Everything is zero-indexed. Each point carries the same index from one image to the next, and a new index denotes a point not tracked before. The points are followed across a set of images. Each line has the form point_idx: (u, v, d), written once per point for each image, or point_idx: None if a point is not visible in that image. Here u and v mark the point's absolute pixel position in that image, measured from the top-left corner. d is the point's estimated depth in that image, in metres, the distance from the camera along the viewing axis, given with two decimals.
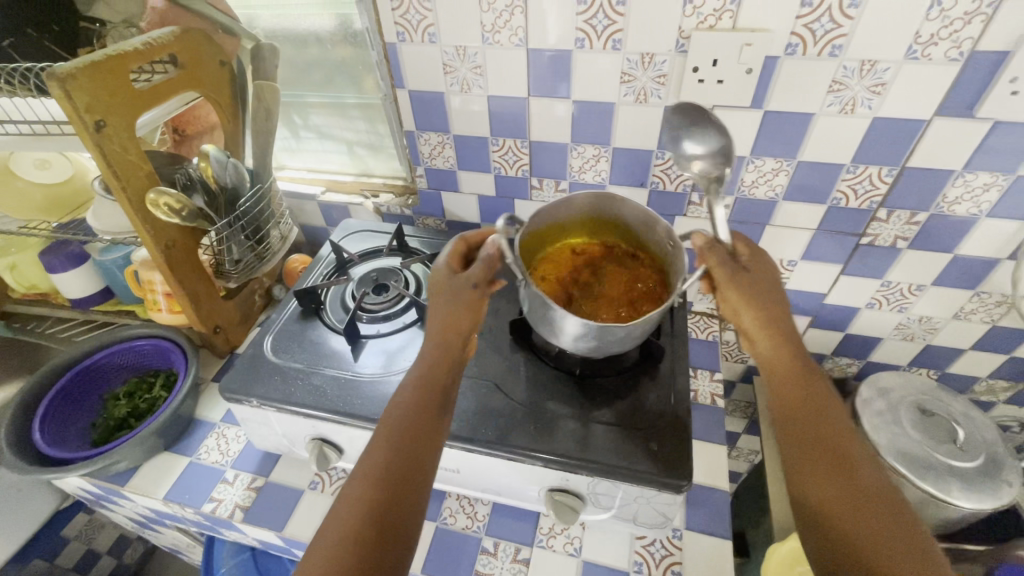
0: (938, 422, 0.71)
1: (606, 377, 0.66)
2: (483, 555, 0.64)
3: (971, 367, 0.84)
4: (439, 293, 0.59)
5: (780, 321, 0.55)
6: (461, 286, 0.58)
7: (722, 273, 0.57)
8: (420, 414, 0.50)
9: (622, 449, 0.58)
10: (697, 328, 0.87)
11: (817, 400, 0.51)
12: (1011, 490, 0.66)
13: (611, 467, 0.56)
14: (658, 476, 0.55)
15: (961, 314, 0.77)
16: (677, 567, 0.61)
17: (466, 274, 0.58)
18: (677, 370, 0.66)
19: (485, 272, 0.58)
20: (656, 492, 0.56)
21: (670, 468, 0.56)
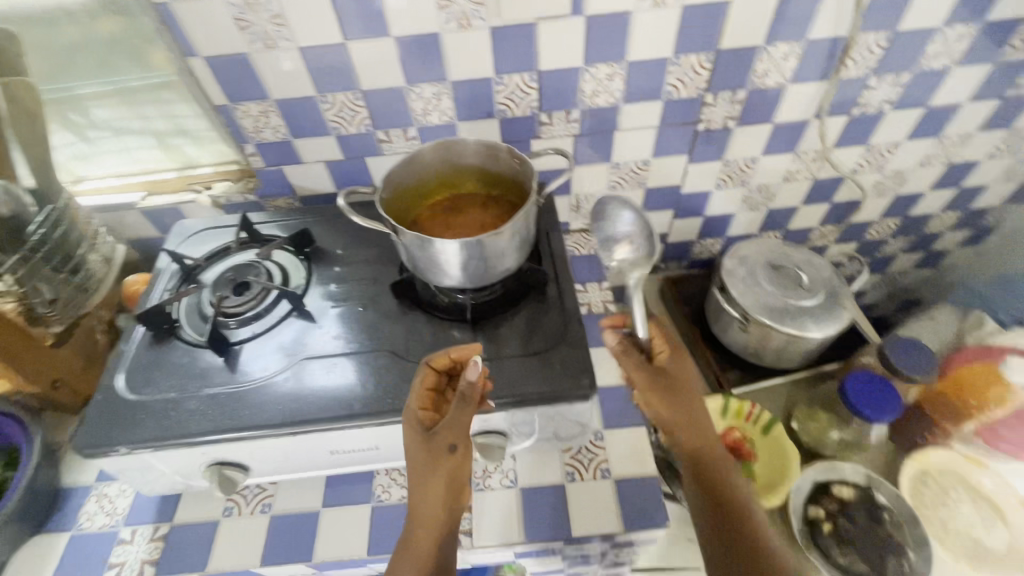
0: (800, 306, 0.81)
1: (501, 313, 0.66)
2: None
3: (806, 220, 0.97)
4: (422, 437, 0.52)
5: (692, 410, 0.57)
6: (441, 442, 0.51)
7: (639, 375, 0.59)
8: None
9: (530, 375, 0.59)
10: (578, 245, 0.92)
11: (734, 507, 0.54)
12: (848, 311, 0.78)
13: (523, 395, 0.58)
14: (567, 388, 0.58)
15: (789, 176, 0.87)
16: (605, 465, 0.66)
17: (446, 424, 0.52)
18: (563, 288, 0.68)
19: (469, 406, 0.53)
20: (570, 404, 0.58)
21: (575, 378, 0.59)
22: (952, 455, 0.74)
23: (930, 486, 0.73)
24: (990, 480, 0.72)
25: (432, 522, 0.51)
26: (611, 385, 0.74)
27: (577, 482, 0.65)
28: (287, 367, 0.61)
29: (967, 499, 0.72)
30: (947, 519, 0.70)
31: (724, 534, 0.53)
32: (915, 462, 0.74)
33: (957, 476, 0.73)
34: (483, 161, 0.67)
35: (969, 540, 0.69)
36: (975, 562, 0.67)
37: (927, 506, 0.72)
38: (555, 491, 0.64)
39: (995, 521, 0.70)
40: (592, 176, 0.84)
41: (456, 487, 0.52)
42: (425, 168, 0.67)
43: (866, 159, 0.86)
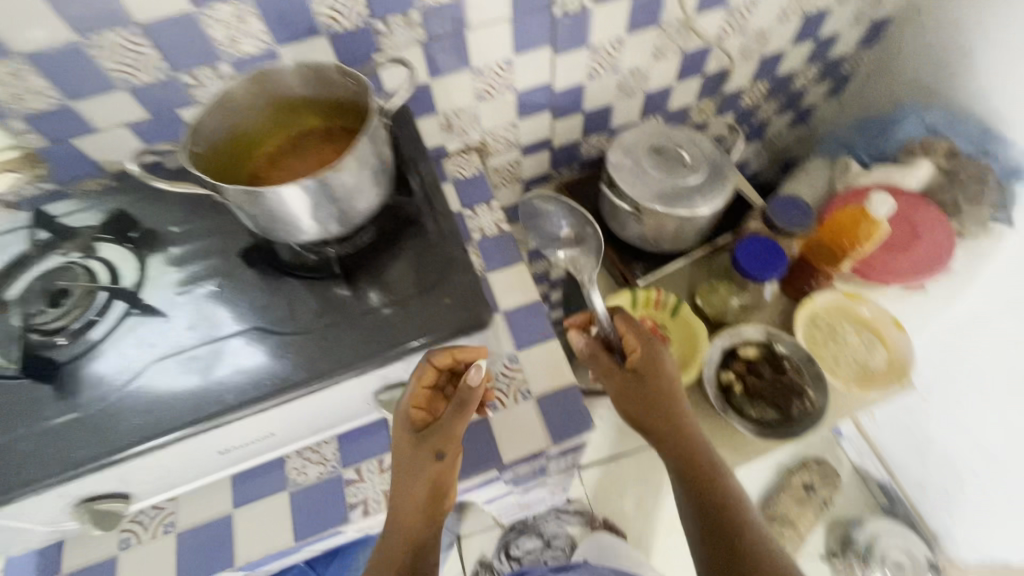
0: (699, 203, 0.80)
1: (379, 257, 0.60)
2: (350, 486, 0.59)
3: (683, 97, 0.96)
4: (414, 440, 0.54)
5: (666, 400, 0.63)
6: (426, 453, 0.53)
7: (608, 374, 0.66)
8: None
9: (419, 317, 0.55)
10: (460, 167, 0.85)
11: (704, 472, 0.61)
12: (730, 180, 0.79)
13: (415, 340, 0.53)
14: (460, 322, 0.54)
15: (658, 52, 0.84)
16: (524, 386, 0.65)
17: (434, 434, 0.54)
18: (440, 217, 0.62)
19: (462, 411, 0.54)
20: (467, 337, 0.55)
21: (466, 309, 0.55)
22: (835, 293, 0.80)
23: (819, 326, 0.79)
24: (868, 305, 0.79)
25: (407, 524, 0.54)
26: (518, 305, 0.71)
27: (499, 410, 0.63)
28: (139, 374, 0.53)
29: (852, 328, 0.79)
30: (837, 351, 0.78)
31: (707, 504, 0.60)
32: (807, 309, 0.79)
33: (841, 310, 0.80)
34: (308, 89, 0.56)
35: (856, 364, 0.77)
36: (861, 383, 0.76)
37: (818, 345, 0.78)
38: (479, 425, 0.63)
39: (875, 340, 0.78)
40: (456, 87, 0.76)
41: (436, 494, 0.54)
42: (241, 113, 0.56)
43: (727, 22, 0.84)
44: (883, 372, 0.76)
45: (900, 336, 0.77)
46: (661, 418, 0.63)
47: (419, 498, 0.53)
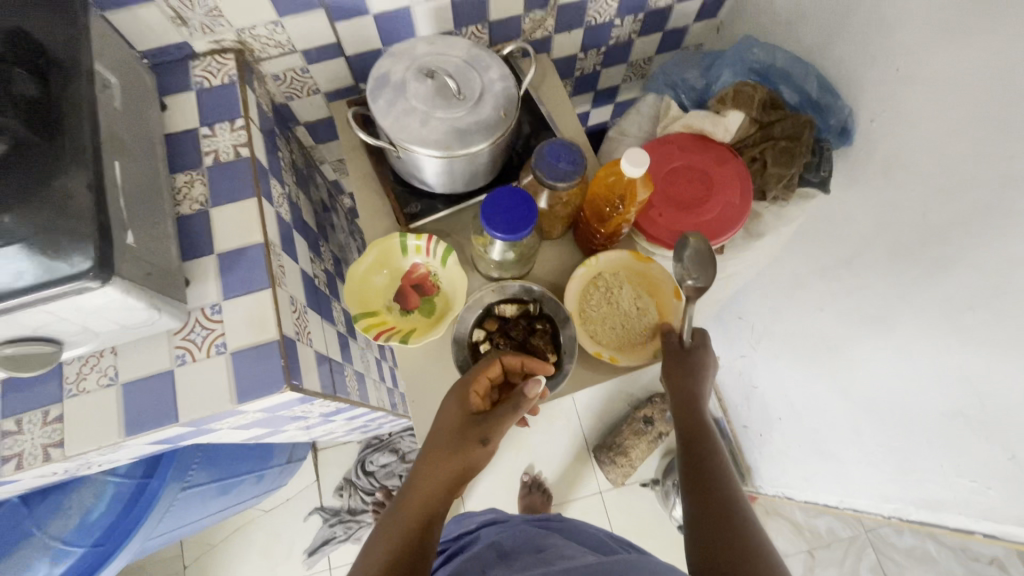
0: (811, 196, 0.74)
1: (31, 178, 0.47)
2: (7, 437, 0.56)
3: (505, 8, 0.83)
4: (467, 429, 0.61)
5: (694, 396, 0.67)
6: (472, 435, 0.61)
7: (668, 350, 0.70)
8: (410, 527, 0.58)
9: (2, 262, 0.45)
10: (210, 74, 0.72)
11: (685, 405, 0.67)
12: (503, 115, 0.69)
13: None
14: (52, 276, 0.45)
15: None
16: (221, 339, 0.59)
17: (493, 417, 0.61)
18: (77, 135, 0.50)
19: (518, 408, 0.62)
20: (75, 295, 0.47)
21: (66, 262, 0.46)
22: (621, 253, 0.74)
23: (597, 288, 0.74)
24: (654, 267, 0.74)
25: (425, 494, 0.60)
26: (240, 246, 0.63)
27: (188, 364, 0.58)
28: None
29: (630, 290, 0.74)
30: (607, 315, 0.74)
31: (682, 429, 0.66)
32: (586, 270, 0.73)
33: (624, 271, 0.74)
34: None
35: (622, 329, 0.73)
36: (621, 350, 0.72)
37: (589, 308, 0.74)
38: (162, 380, 0.58)
39: (650, 305, 0.74)
40: None
41: (461, 476, 0.61)
42: None
43: None
44: (647, 338, 0.73)
45: (675, 303, 0.73)
46: (688, 400, 0.67)
47: (442, 480, 0.60)
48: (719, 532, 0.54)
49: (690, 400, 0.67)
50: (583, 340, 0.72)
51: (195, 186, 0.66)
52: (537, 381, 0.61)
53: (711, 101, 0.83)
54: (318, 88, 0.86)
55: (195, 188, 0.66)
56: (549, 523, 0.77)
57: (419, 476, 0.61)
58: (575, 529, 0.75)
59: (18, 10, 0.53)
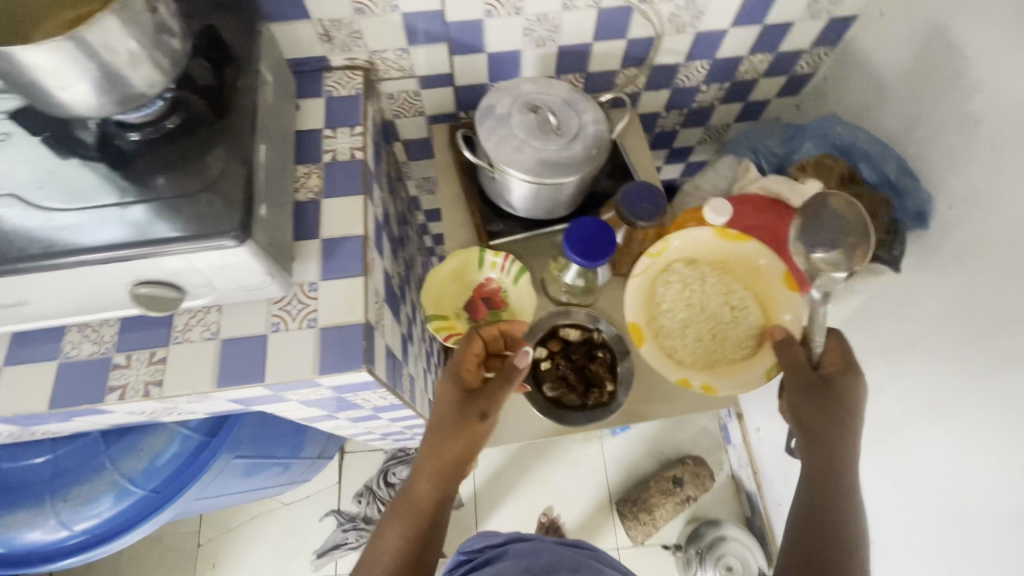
0: (812, 216, 0.75)
1: (187, 151, 0.57)
2: (116, 369, 0.62)
3: (604, 62, 0.91)
4: (465, 403, 0.67)
5: (835, 436, 0.63)
6: (472, 409, 0.67)
7: (798, 372, 0.66)
8: (435, 488, 0.67)
9: (168, 217, 0.53)
10: (338, 85, 0.81)
11: (823, 415, 0.64)
12: (595, 155, 0.75)
13: (147, 240, 0.52)
14: (198, 233, 0.52)
15: (567, 3, 0.78)
16: (314, 314, 0.65)
17: (486, 392, 0.67)
18: (241, 123, 0.59)
19: (508, 380, 0.67)
20: (210, 250, 0.53)
21: (212, 223, 0.53)
22: (704, 233, 0.76)
23: (671, 279, 0.77)
24: (742, 252, 0.76)
25: (437, 465, 0.67)
26: (343, 235, 0.70)
27: (281, 331, 0.64)
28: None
29: (708, 280, 0.77)
30: (685, 319, 0.76)
31: (816, 436, 0.64)
32: (654, 258, 0.76)
33: (701, 254, 0.78)
34: None
35: (711, 335, 0.75)
36: (705, 368, 0.73)
37: (665, 307, 0.76)
38: (256, 342, 0.63)
39: (743, 293, 0.76)
40: None
41: (472, 447, 0.67)
42: None
43: None
44: (744, 342, 0.74)
45: (787, 295, 0.73)
46: (827, 430, 0.64)
47: (452, 451, 0.66)
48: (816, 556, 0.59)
49: (834, 433, 0.63)
50: (671, 369, 0.71)
51: (312, 178, 0.74)
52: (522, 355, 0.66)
53: (792, 168, 0.89)
54: (424, 111, 0.95)
55: (312, 179, 0.73)
56: (578, 548, 0.76)
57: (429, 446, 0.67)
58: (603, 558, 0.74)
59: (217, 21, 0.64)
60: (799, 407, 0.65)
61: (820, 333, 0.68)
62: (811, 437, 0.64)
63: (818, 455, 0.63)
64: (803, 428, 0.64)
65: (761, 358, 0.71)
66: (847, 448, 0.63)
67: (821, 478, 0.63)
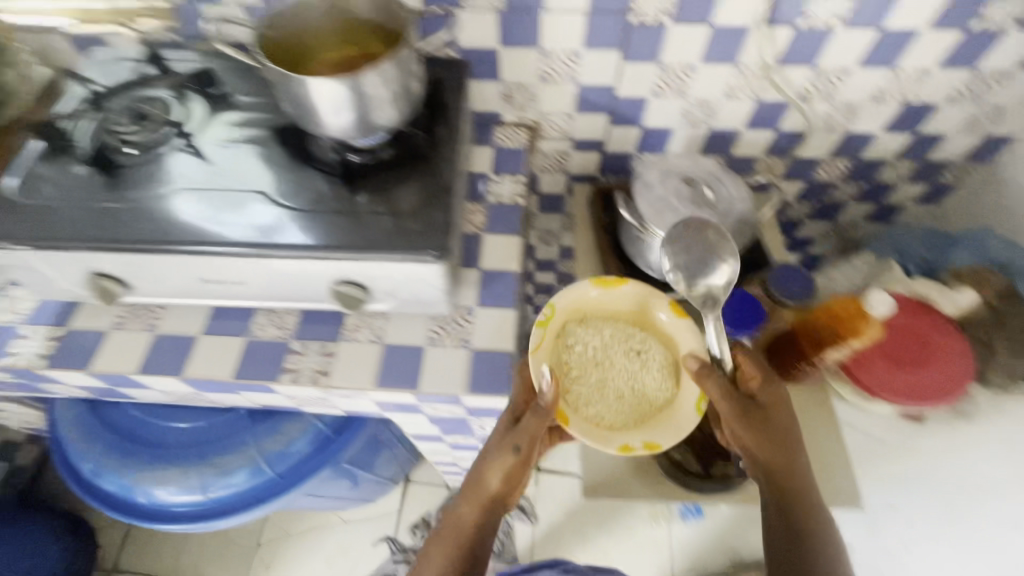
0: (679, 241, 0.74)
1: (386, 177, 0.66)
2: (291, 354, 0.69)
3: (748, 148, 0.95)
4: (501, 431, 0.66)
5: (792, 461, 0.67)
6: (508, 439, 0.65)
7: (737, 410, 0.67)
8: (477, 516, 0.67)
9: (383, 231, 0.62)
10: (505, 138, 0.90)
11: (779, 442, 0.67)
12: (743, 236, 0.80)
13: (367, 247, 0.60)
14: (411, 250, 0.60)
15: (730, 92, 0.84)
16: (468, 336, 0.70)
17: (522, 425, 0.64)
18: (447, 163, 0.67)
19: (540, 415, 0.64)
20: (415, 265, 0.61)
21: (423, 242, 0.61)
22: (583, 288, 0.76)
23: (570, 341, 0.75)
24: (621, 300, 0.77)
25: (478, 493, 0.66)
26: (499, 269, 0.76)
27: (437, 346, 0.69)
28: (181, 187, 0.64)
29: (606, 332, 0.75)
30: (603, 376, 0.74)
31: (775, 466, 0.66)
32: (547, 324, 0.73)
33: (591, 311, 0.77)
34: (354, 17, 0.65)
35: (641, 387, 0.73)
36: (641, 424, 0.71)
37: (579, 368, 0.74)
38: (414, 352, 0.69)
39: (645, 337, 0.75)
40: (524, 62, 0.81)
41: (512, 479, 0.66)
42: (311, 26, 0.65)
43: (813, 83, 0.82)
44: (664, 380, 0.73)
45: (675, 321, 0.75)
46: (784, 460, 0.66)
47: (491, 480, 0.65)
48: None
49: (792, 462, 0.67)
50: (608, 438, 0.69)
51: (476, 214, 0.81)
52: (547, 388, 0.63)
53: (946, 273, 0.86)
54: (568, 170, 1.02)
55: (476, 216, 0.81)
56: None
57: (473, 468, 0.67)
58: None
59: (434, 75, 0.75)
60: (758, 448, 0.67)
61: (722, 350, 0.70)
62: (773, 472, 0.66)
63: (788, 494, 0.66)
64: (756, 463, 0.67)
65: (684, 388, 0.73)
66: (805, 472, 0.67)
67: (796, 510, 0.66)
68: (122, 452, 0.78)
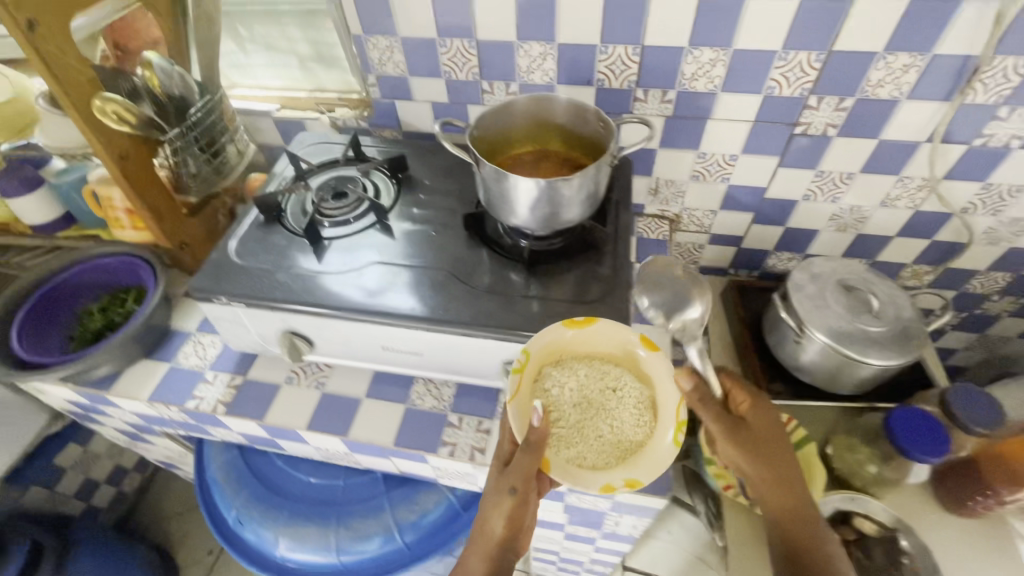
0: (655, 278, 0.73)
1: (556, 266, 0.70)
2: (448, 427, 0.70)
3: (896, 254, 0.92)
4: (495, 473, 0.60)
5: (788, 484, 0.62)
6: (504, 479, 0.58)
7: (722, 429, 0.64)
8: (492, 560, 0.60)
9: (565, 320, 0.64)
10: None
11: (778, 470, 0.62)
12: (918, 348, 0.75)
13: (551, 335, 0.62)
14: None
15: (887, 200, 0.83)
16: None
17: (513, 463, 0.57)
18: (620, 257, 0.70)
19: (530, 452, 0.56)
20: None
21: None
22: (555, 332, 0.62)
23: (548, 385, 0.64)
24: (600, 337, 0.65)
25: (492, 537, 0.60)
26: None
27: None
28: (376, 261, 0.70)
29: (581, 371, 0.65)
30: (581, 421, 0.64)
31: (772, 498, 0.62)
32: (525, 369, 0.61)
33: (570, 351, 0.65)
34: (548, 119, 0.73)
35: (618, 430, 0.63)
36: (625, 461, 0.61)
37: (558, 409, 0.64)
38: None
39: (620, 372, 0.66)
40: (679, 162, 0.85)
41: (516, 521, 0.58)
42: (512, 127, 0.73)
43: (981, 197, 0.80)
44: (642, 415, 0.64)
45: (653, 357, 0.66)
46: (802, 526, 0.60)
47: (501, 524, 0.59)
48: None
49: (805, 524, 0.60)
50: (586, 479, 0.59)
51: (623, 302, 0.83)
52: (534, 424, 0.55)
53: None
54: (699, 262, 1.03)
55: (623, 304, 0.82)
56: None
57: (484, 507, 0.61)
58: None
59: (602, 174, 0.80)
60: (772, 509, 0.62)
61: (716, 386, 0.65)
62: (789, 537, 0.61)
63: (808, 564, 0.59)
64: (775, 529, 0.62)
65: (661, 425, 0.63)
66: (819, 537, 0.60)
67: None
68: (266, 502, 0.81)
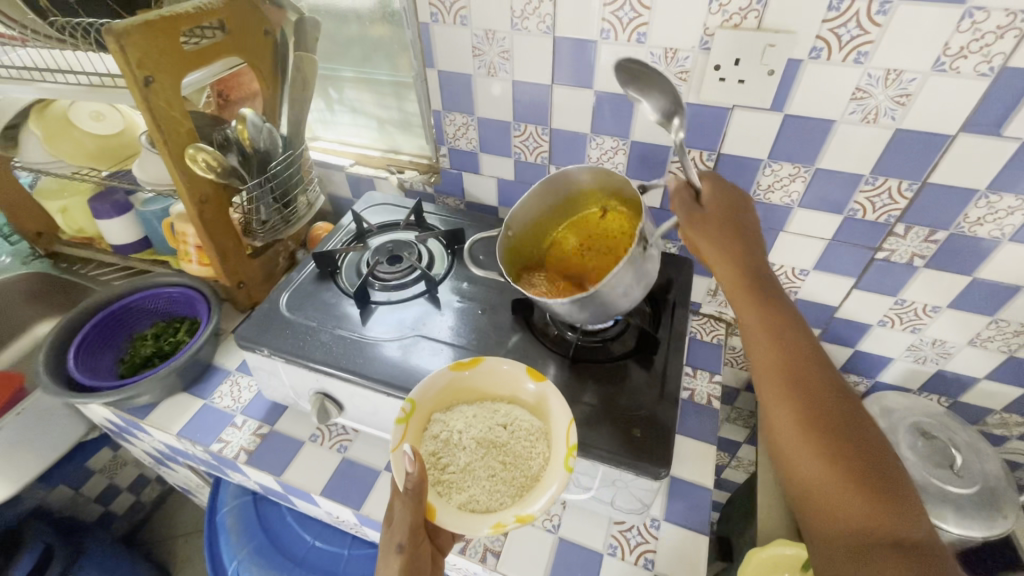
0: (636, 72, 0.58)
1: (598, 366, 0.66)
2: None
3: (985, 399, 0.82)
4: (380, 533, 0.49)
5: (762, 287, 0.53)
6: (389, 538, 0.47)
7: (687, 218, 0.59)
8: None
9: (606, 430, 0.59)
10: (703, 330, 0.87)
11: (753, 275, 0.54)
12: (1007, 522, 0.65)
13: (589, 446, 0.57)
14: (634, 460, 0.56)
15: (977, 340, 0.75)
16: (651, 555, 0.63)
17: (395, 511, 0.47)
18: (671, 365, 0.65)
19: (410, 494, 0.47)
20: (633, 476, 0.57)
21: (649, 454, 0.56)
22: (441, 377, 0.58)
23: (436, 429, 0.56)
24: (485, 375, 0.59)
25: None
26: (691, 482, 0.68)
27: (617, 558, 0.64)
28: (416, 333, 0.69)
29: (469, 411, 0.58)
30: (469, 460, 0.55)
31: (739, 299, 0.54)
32: (410, 418, 0.55)
33: (458, 395, 0.59)
34: (580, 198, 0.71)
35: (506, 463, 0.55)
36: (520, 498, 0.52)
37: (446, 452, 0.55)
38: (590, 556, 0.64)
39: (509, 406, 0.58)
40: None
41: None
42: (545, 217, 0.73)
43: None
44: (536, 445, 0.55)
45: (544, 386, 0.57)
46: (796, 338, 0.50)
47: None
48: (841, 480, 0.43)
49: (770, 314, 0.52)
50: (475, 524, 0.49)
51: None
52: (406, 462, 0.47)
53: None
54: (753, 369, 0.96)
55: None
56: None
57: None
58: None
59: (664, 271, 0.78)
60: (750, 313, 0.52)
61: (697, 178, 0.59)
62: (776, 351, 0.50)
63: (808, 381, 0.48)
64: (758, 353, 0.51)
65: (556, 451, 0.54)
66: (810, 340, 0.50)
67: (826, 405, 0.46)
68: (268, 559, 0.78)
